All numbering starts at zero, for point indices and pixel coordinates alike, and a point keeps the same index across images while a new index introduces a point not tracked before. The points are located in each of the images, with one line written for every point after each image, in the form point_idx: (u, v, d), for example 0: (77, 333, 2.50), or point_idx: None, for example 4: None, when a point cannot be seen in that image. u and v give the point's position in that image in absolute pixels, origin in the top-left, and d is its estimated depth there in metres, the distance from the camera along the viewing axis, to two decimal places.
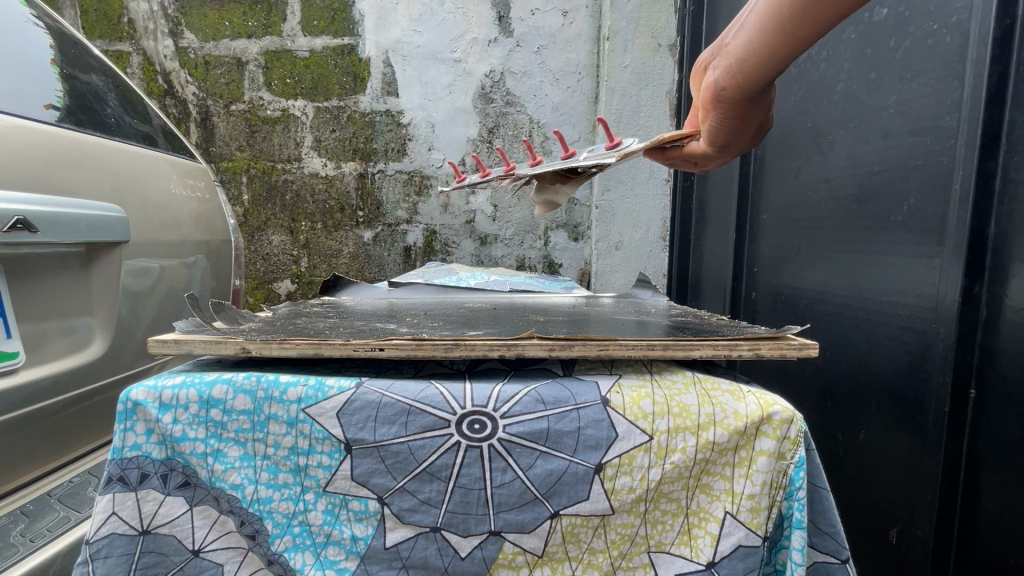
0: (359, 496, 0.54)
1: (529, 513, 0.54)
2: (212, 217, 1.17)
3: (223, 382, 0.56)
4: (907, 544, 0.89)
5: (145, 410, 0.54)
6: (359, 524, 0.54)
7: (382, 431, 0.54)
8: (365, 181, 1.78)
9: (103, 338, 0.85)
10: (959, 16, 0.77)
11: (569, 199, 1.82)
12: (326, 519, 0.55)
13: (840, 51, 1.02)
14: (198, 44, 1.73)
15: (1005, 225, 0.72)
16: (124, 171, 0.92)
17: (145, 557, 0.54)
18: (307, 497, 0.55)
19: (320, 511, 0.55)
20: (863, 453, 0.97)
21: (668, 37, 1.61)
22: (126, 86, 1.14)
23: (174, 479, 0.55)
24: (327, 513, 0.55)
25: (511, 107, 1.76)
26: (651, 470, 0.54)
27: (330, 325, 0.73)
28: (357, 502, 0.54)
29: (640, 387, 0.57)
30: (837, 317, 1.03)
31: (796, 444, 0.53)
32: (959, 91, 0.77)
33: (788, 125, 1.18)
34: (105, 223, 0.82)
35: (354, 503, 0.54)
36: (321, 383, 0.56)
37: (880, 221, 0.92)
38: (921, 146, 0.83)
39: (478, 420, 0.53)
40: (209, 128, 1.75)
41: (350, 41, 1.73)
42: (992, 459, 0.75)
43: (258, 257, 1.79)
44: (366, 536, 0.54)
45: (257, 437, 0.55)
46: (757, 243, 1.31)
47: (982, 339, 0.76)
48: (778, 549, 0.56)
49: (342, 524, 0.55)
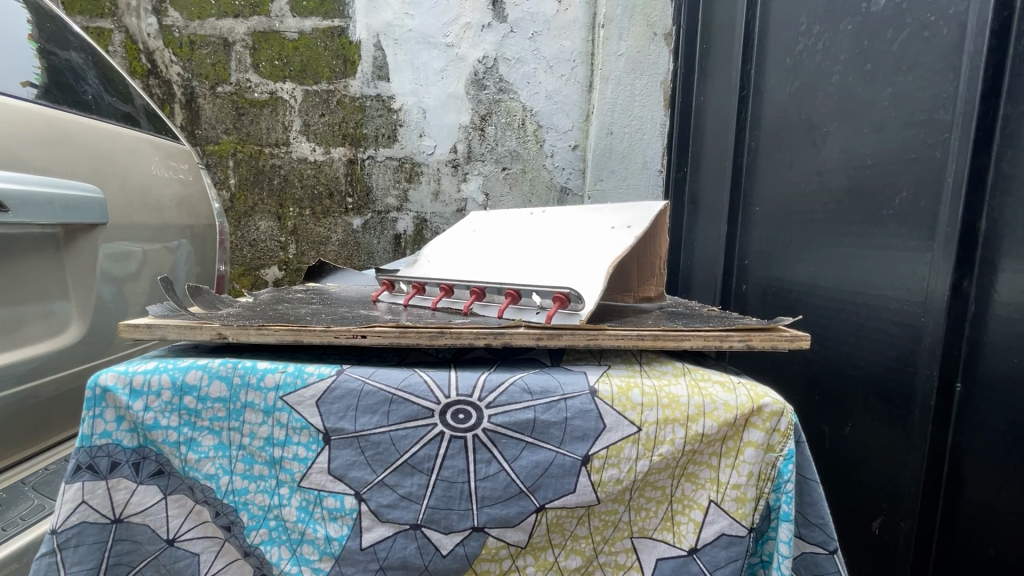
0: (334, 492, 0.53)
1: (513, 508, 0.53)
2: (196, 201, 1.14)
3: (198, 368, 0.54)
4: (889, 534, 0.89)
5: (115, 396, 0.53)
6: (334, 523, 0.53)
7: (363, 420, 0.53)
8: (354, 167, 1.75)
9: (80, 325, 0.82)
10: (957, 8, 0.76)
11: (561, 189, 1.76)
12: (301, 516, 0.54)
13: (836, 42, 1.00)
14: (183, 22, 1.68)
15: (995, 220, 0.72)
16: (103, 150, 0.89)
17: (118, 545, 0.53)
18: (282, 491, 0.55)
19: (295, 507, 0.54)
20: (847, 444, 0.98)
21: (664, 26, 1.60)
22: (106, 63, 1.10)
23: (147, 467, 0.54)
24: (301, 510, 0.54)
25: (504, 94, 1.72)
26: (639, 462, 0.53)
27: (313, 312, 0.72)
28: (333, 499, 0.53)
29: (629, 377, 0.56)
30: (828, 311, 1.02)
31: (786, 437, 0.53)
32: (954, 84, 0.77)
33: (782, 116, 1.17)
34: (81, 204, 0.79)
35: (329, 500, 0.53)
36: (301, 370, 0.54)
37: (872, 215, 0.91)
38: (915, 139, 0.83)
39: (462, 410, 0.52)
40: (195, 110, 1.71)
41: (341, 23, 1.69)
42: (977, 453, 0.75)
43: (244, 243, 1.75)
44: (340, 537, 0.53)
45: (233, 426, 0.55)
46: (749, 235, 1.30)
47: (969, 334, 0.76)
48: (765, 540, 0.56)
49: (317, 522, 0.54)
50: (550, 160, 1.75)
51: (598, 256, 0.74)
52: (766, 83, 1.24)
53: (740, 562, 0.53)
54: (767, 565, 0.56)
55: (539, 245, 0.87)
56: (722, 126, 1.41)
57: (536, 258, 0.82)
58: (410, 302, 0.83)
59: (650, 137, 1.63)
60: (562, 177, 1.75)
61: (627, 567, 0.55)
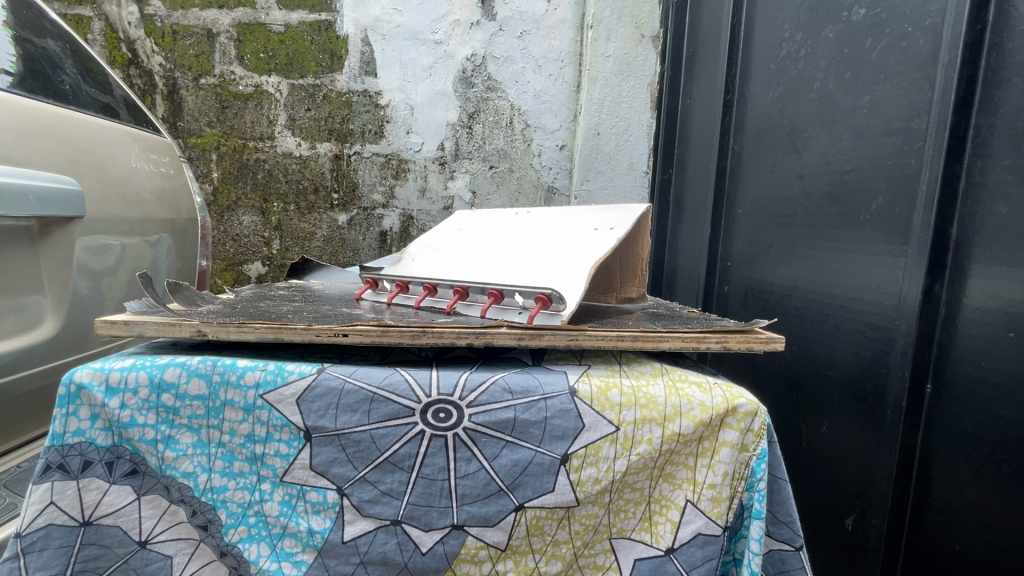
0: (317, 487, 0.54)
1: (493, 506, 0.53)
2: (178, 195, 1.12)
3: (176, 365, 0.54)
4: (861, 531, 0.91)
5: (89, 393, 0.52)
6: (317, 516, 0.54)
7: (344, 419, 0.53)
8: (340, 163, 1.73)
9: (55, 319, 0.81)
10: (933, 20, 0.78)
11: (548, 188, 1.76)
12: (283, 510, 0.54)
13: (818, 50, 1.02)
14: (165, 12, 1.65)
15: (966, 228, 0.74)
16: (81, 142, 0.87)
17: (86, 548, 0.52)
18: (263, 487, 0.55)
19: (277, 502, 0.55)
20: (822, 443, 1.01)
21: (652, 28, 1.61)
22: (85, 53, 1.07)
23: (121, 467, 0.54)
24: (284, 504, 0.54)
25: (492, 92, 1.72)
26: (617, 461, 0.54)
27: (294, 309, 0.72)
28: (316, 493, 0.54)
29: (608, 377, 0.57)
30: (806, 313, 1.05)
31: (759, 437, 0.54)
32: (929, 94, 0.79)
33: (765, 120, 1.19)
34: (57, 197, 0.77)
35: (312, 494, 0.54)
36: (281, 368, 0.54)
37: (850, 219, 0.93)
38: (891, 147, 0.85)
39: (444, 409, 0.53)
40: (177, 102, 1.67)
41: (328, 17, 1.68)
42: (945, 453, 0.78)
43: (227, 238, 1.73)
44: (323, 529, 0.53)
45: (212, 424, 0.54)
46: (732, 237, 1.32)
47: (939, 337, 0.78)
48: (739, 539, 0.57)
49: (300, 515, 0.54)
50: (538, 159, 1.75)
51: (580, 257, 0.75)
52: (750, 88, 1.26)
53: (716, 560, 0.54)
54: (739, 563, 0.57)
55: (522, 245, 0.87)
56: (707, 129, 1.43)
57: (519, 259, 0.83)
58: (394, 300, 0.84)
59: (637, 138, 1.65)
60: (549, 176, 1.75)
61: (607, 568, 0.56)
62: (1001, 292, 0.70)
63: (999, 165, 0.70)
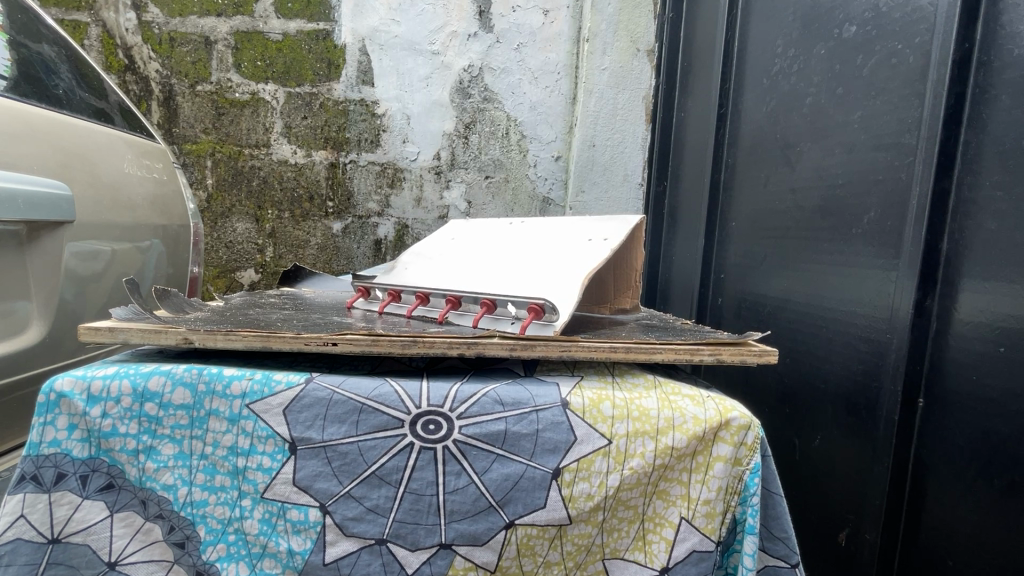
0: (299, 504, 0.52)
1: (482, 524, 0.53)
2: (170, 201, 1.11)
3: (161, 373, 0.54)
4: (854, 547, 0.91)
5: (70, 402, 0.52)
6: (297, 536, 0.52)
7: (332, 430, 0.52)
8: (336, 171, 1.73)
9: (42, 324, 0.79)
10: (922, 38, 0.79)
11: (543, 199, 1.77)
12: (263, 529, 0.53)
13: (810, 65, 1.04)
14: (163, 19, 1.65)
15: (957, 243, 0.75)
16: (73, 147, 0.86)
17: (53, 568, 0.51)
18: (245, 503, 0.54)
19: (257, 519, 0.53)
20: (817, 457, 1.00)
21: (646, 42, 1.64)
22: (79, 57, 1.07)
23: (95, 481, 0.53)
24: (264, 522, 0.53)
25: (488, 103, 1.73)
26: (610, 476, 0.54)
27: (284, 317, 0.71)
28: (297, 511, 0.52)
29: (601, 389, 0.56)
30: (799, 325, 1.05)
31: (752, 451, 0.54)
32: (918, 111, 0.80)
33: (758, 134, 1.20)
34: (47, 202, 0.77)
35: (294, 512, 0.52)
36: (269, 377, 0.54)
37: (841, 232, 0.94)
38: (882, 162, 0.86)
39: (433, 420, 0.52)
40: (172, 108, 1.67)
41: (326, 26, 1.69)
42: (938, 469, 0.78)
43: (220, 245, 1.71)
44: (304, 551, 0.52)
45: (196, 435, 0.54)
46: (725, 249, 1.33)
47: (931, 351, 0.78)
48: (731, 554, 0.56)
49: (280, 535, 0.53)
50: (533, 170, 1.76)
51: (574, 266, 0.75)
52: (743, 101, 1.28)
53: None
54: None
55: (516, 255, 0.87)
56: (701, 142, 1.44)
57: (513, 268, 0.83)
58: (386, 309, 0.83)
59: (631, 150, 1.67)
60: (544, 187, 1.76)
61: None
62: (991, 307, 0.70)
63: (987, 181, 0.71)
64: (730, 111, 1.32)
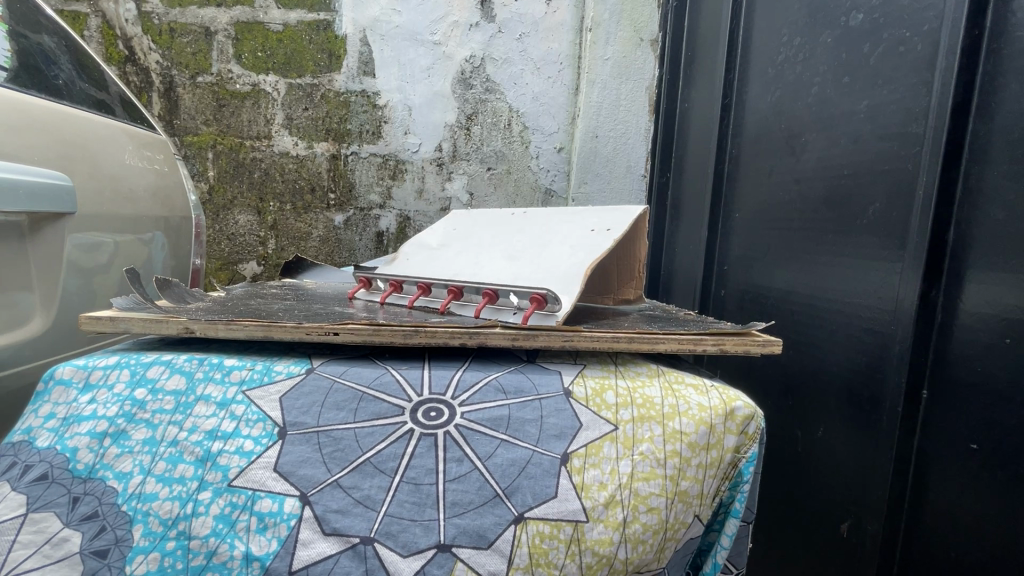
0: (272, 494, 0.50)
1: (489, 518, 0.49)
2: (172, 193, 1.11)
3: (160, 364, 0.58)
4: (856, 538, 0.90)
5: (65, 388, 0.56)
6: (260, 536, 0.49)
7: (328, 416, 0.54)
8: (337, 163, 1.72)
9: (44, 316, 0.79)
10: (930, 25, 0.78)
11: (545, 190, 1.76)
12: (216, 528, 0.49)
13: (816, 54, 1.02)
14: (163, 10, 1.64)
15: (964, 233, 0.74)
16: (74, 138, 0.86)
17: None
18: (201, 496, 0.50)
19: (212, 516, 0.50)
20: (818, 449, 1.00)
21: (650, 33, 1.62)
22: (79, 48, 1.06)
23: (33, 472, 0.51)
24: (220, 520, 0.50)
25: (491, 94, 1.71)
26: (621, 462, 0.53)
27: (286, 308, 0.72)
28: (269, 501, 0.50)
29: (603, 378, 0.59)
30: (802, 317, 1.04)
31: (752, 441, 0.56)
32: (926, 99, 0.79)
33: (763, 125, 1.19)
34: (50, 193, 0.76)
35: (265, 502, 0.50)
36: (268, 367, 0.58)
37: (846, 223, 0.93)
38: (888, 152, 0.85)
39: (434, 407, 0.54)
40: (174, 100, 1.66)
41: (327, 17, 1.67)
42: (941, 459, 0.77)
43: (222, 237, 1.70)
44: (264, 555, 0.48)
45: (175, 420, 0.55)
46: (729, 241, 1.32)
47: (936, 342, 0.78)
48: (707, 531, 0.59)
49: (238, 535, 0.49)
50: (535, 162, 1.75)
51: (577, 255, 0.75)
52: (747, 92, 1.26)
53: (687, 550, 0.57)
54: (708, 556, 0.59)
55: (518, 244, 0.87)
56: (704, 134, 1.43)
57: (516, 258, 0.83)
58: (386, 299, 0.83)
59: (634, 142, 1.66)
60: (546, 178, 1.75)
61: None
62: (998, 297, 0.69)
63: (995, 170, 0.70)
64: (734, 101, 1.31)
